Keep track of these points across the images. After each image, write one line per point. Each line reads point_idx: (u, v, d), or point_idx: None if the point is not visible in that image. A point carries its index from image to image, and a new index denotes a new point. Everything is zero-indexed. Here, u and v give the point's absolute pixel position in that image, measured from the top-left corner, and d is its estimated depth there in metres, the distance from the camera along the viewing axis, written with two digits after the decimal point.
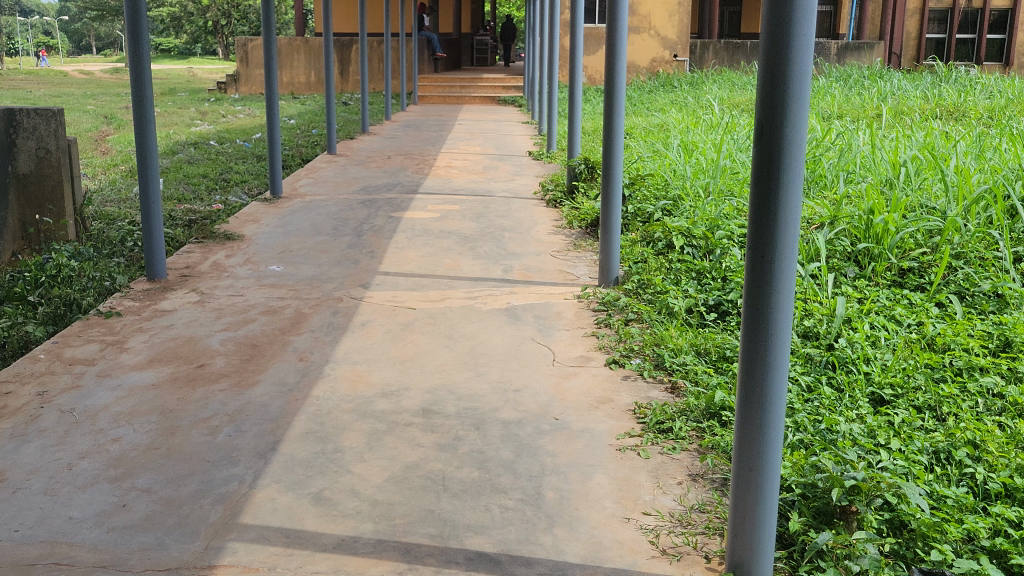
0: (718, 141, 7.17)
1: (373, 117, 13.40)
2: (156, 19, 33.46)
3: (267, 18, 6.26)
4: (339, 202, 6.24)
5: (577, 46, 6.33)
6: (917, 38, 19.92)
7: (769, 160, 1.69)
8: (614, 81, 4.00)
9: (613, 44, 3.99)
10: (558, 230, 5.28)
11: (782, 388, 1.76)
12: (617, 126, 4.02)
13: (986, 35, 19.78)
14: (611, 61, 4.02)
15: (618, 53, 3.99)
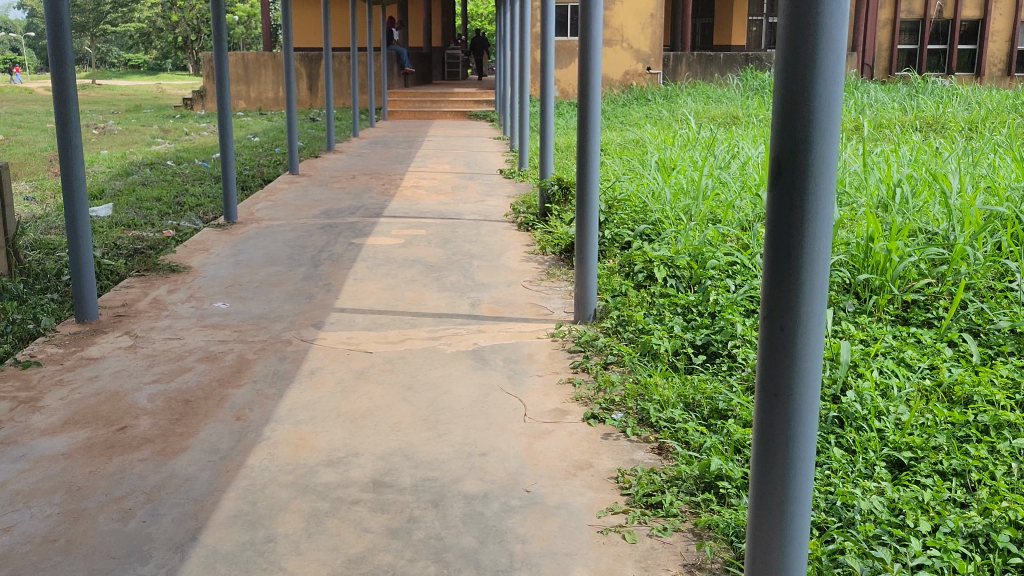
0: (698, 158, 6.88)
1: (341, 134, 13.05)
2: (125, 36, 33.03)
3: (218, 32, 5.90)
4: (298, 228, 5.88)
5: (548, 61, 6.00)
6: (889, 49, 19.60)
7: (790, 132, 1.47)
8: (589, 96, 3.66)
9: (587, 57, 3.65)
10: (530, 257, 4.94)
11: (805, 424, 1.56)
12: (593, 145, 3.68)
13: (957, 45, 19.80)
14: (585, 76, 3.68)
15: (593, 67, 3.66)
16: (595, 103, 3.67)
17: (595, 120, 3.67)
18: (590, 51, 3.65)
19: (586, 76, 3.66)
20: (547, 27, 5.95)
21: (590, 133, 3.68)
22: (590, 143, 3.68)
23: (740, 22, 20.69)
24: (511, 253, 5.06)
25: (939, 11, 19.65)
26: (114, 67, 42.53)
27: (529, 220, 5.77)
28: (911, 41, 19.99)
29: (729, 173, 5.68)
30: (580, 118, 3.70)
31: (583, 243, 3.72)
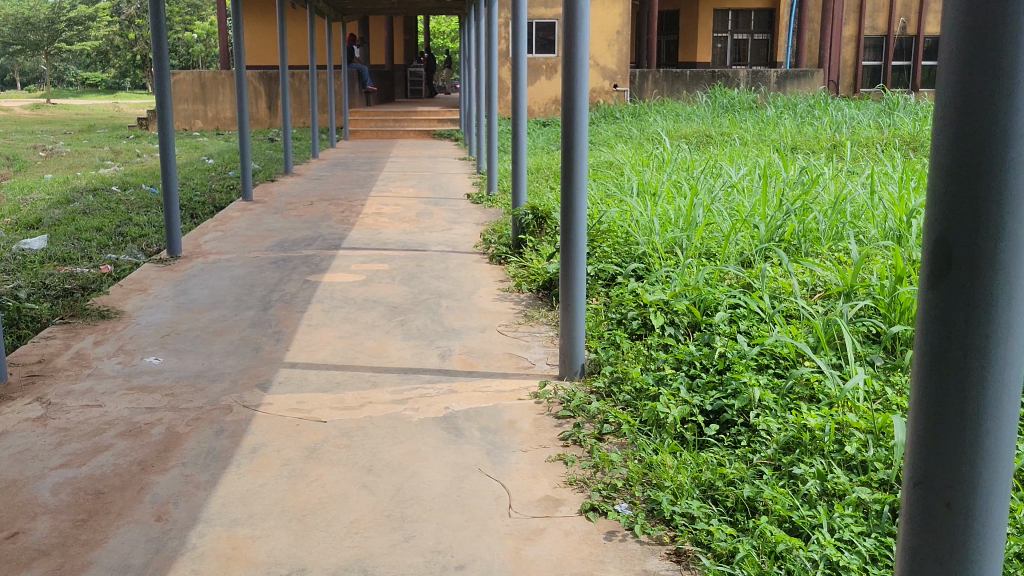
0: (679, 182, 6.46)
1: (299, 154, 12.53)
2: (80, 54, 32.31)
3: (158, 48, 5.38)
4: (248, 262, 5.36)
5: (521, 80, 5.53)
6: (854, 65, 19.48)
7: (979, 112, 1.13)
8: (575, 118, 3.20)
9: (572, 75, 3.19)
10: (504, 296, 4.48)
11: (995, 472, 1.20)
12: (581, 175, 3.22)
13: (921, 62, 19.67)
14: (568, 96, 3.21)
15: (578, 88, 3.20)
16: (582, 128, 3.21)
17: (582, 147, 3.21)
18: (575, 68, 3.19)
19: (571, 95, 3.20)
20: (520, 44, 5.48)
21: (577, 162, 3.22)
22: (575, 173, 3.22)
23: (704, 38, 20.49)
24: (484, 291, 4.59)
25: (902, 27, 19.54)
26: (70, 85, 41.52)
27: (502, 251, 5.29)
28: (874, 57, 19.82)
29: (717, 200, 5.25)
30: (565, 145, 3.23)
31: (569, 288, 3.24)
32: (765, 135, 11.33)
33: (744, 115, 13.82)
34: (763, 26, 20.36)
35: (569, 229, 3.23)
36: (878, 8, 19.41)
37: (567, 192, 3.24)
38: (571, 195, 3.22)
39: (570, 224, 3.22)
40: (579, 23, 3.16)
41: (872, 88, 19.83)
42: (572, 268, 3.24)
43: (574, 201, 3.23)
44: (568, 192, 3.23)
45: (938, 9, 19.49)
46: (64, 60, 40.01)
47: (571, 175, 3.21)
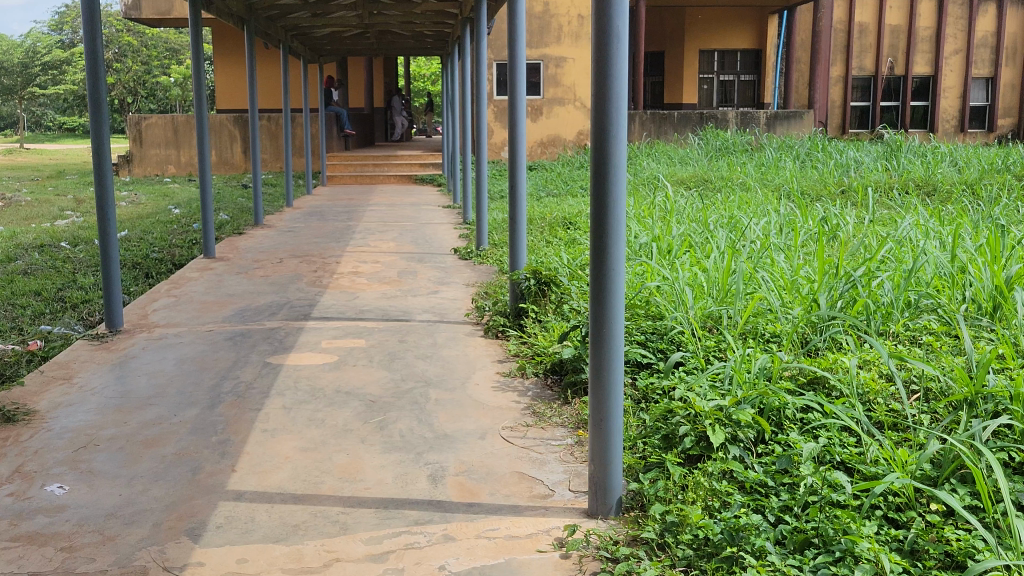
0: (692, 237, 5.75)
1: (272, 202, 11.77)
2: (57, 97, 31.65)
3: (94, 87, 4.60)
4: (200, 338, 4.55)
5: (522, 124, 4.75)
6: (842, 106, 18.90)
7: None
8: (610, 175, 2.42)
9: (606, 116, 2.41)
10: (505, 383, 3.71)
11: None
12: (618, 249, 2.43)
13: (910, 102, 19.22)
14: (600, 146, 2.42)
15: (615, 136, 2.41)
16: (619, 189, 2.42)
17: (619, 215, 2.43)
18: (609, 110, 2.40)
19: (604, 145, 2.42)
20: (520, 82, 4.71)
21: (612, 234, 2.43)
22: (609, 247, 2.43)
23: (690, 80, 19.80)
24: (480, 377, 3.80)
25: (890, 68, 19.03)
26: (48, 129, 40.64)
27: (499, 322, 4.50)
28: (863, 98, 19.28)
29: (748, 260, 4.54)
30: (595, 210, 2.44)
31: (600, 400, 2.46)
32: (768, 179, 10.68)
33: (741, 157, 13.19)
34: (750, 67, 20.05)
35: (601, 322, 2.44)
36: (865, 48, 18.80)
37: (598, 275, 2.45)
38: (603, 277, 2.44)
39: (604, 318, 2.43)
40: (615, 51, 2.39)
41: (861, 129, 19.30)
42: (605, 373, 2.46)
43: (608, 283, 2.44)
44: (599, 273, 2.44)
45: (925, 49, 19.08)
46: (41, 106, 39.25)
47: (604, 250, 2.43)
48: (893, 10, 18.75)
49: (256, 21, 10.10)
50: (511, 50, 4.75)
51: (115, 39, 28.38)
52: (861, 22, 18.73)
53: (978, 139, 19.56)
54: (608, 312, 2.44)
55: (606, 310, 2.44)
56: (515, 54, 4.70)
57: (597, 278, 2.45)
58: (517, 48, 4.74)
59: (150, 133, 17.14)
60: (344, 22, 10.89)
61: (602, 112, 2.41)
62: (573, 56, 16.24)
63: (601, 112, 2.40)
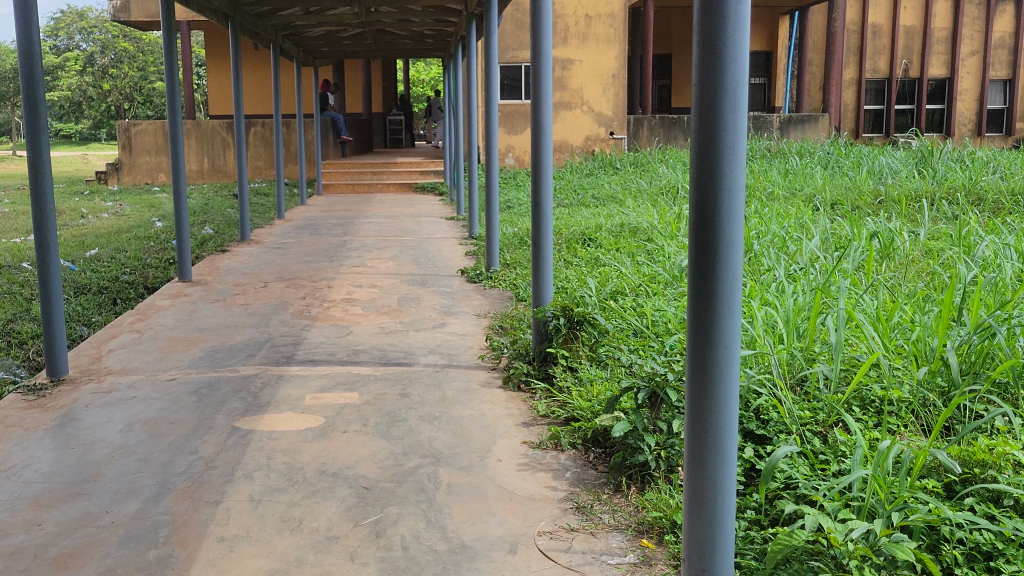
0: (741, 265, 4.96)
1: (264, 213, 11.00)
2: (53, 104, 30.97)
3: (29, 86, 3.79)
4: (160, 389, 3.76)
5: (546, 145, 3.85)
6: (855, 110, 18.13)
7: None
8: (721, 203, 1.84)
9: (713, 124, 1.82)
10: (535, 460, 2.91)
11: None
12: (729, 302, 1.87)
13: (925, 106, 18.44)
14: (706, 164, 1.85)
15: (729, 146, 1.83)
16: (731, 219, 1.85)
17: (732, 252, 1.86)
18: (719, 114, 1.82)
19: (712, 159, 1.84)
20: (543, 97, 3.84)
21: (721, 279, 1.86)
22: (718, 297, 1.86)
23: None
24: (502, 450, 2.99)
25: (905, 70, 18.21)
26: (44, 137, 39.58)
27: (522, 370, 3.70)
28: (876, 101, 18.52)
29: (826, 297, 3.75)
30: (696, 247, 1.88)
31: (702, 498, 1.93)
32: (796, 188, 9.91)
33: (764, 164, 12.42)
34: (760, 70, 19.19)
35: (706, 407, 1.89)
36: (879, 50, 18.01)
37: (699, 359, 1.89)
38: (708, 368, 1.88)
39: (712, 425, 1.89)
40: (728, 32, 1.79)
41: (875, 134, 18.51)
42: (709, 494, 1.92)
43: (718, 358, 1.88)
44: (702, 363, 1.89)
45: (941, 50, 18.25)
46: None
47: (710, 328, 1.87)
48: (907, 10, 17.94)
49: (243, 19, 9.32)
50: (534, 60, 3.86)
51: (111, 45, 28.23)
52: (874, 23, 17.97)
53: (996, 143, 18.79)
54: (717, 416, 1.89)
55: (709, 408, 1.89)
56: (539, 67, 3.82)
57: (698, 369, 1.90)
58: (541, 58, 3.85)
59: (140, 140, 16.39)
60: (339, 21, 10.11)
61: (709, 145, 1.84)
62: (579, 58, 15.47)
63: (707, 117, 1.82)
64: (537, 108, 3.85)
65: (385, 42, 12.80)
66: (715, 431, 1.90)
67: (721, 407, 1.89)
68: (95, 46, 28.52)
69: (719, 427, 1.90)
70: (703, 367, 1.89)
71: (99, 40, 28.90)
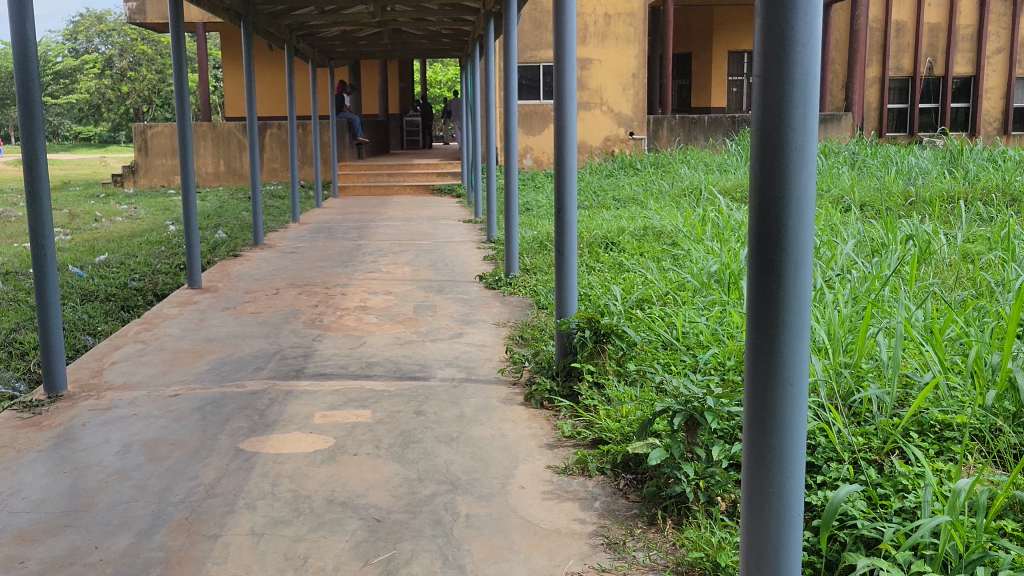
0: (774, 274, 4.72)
1: (278, 216, 10.83)
2: (72, 107, 31.00)
3: (25, 86, 3.59)
4: (162, 405, 3.55)
5: (570, 152, 3.62)
6: (879, 109, 17.79)
7: None
8: (785, 221, 1.63)
9: (776, 134, 1.62)
10: (560, 488, 2.69)
11: None
12: (795, 334, 1.66)
13: (950, 104, 18.08)
14: (768, 179, 1.64)
15: (796, 158, 1.62)
16: (797, 242, 1.64)
17: (798, 276, 1.65)
18: (784, 122, 1.61)
19: (775, 172, 1.63)
20: (567, 102, 3.60)
21: (786, 307, 1.66)
22: (781, 328, 1.66)
23: (719, 83, 18.74)
24: (525, 476, 2.77)
25: (929, 68, 17.86)
26: (64, 141, 39.70)
27: (545, 387, 3.48)
28: (900, 100, 18.17)
29: (870, 309, 3.51)
30: (755, 272, 1.68)
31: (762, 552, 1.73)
32: (822, 190, 9.63)
33: None
34: None
35: (767, 450, 1.70)
36: (903, 48, 17.67)
37: (760, 395, 1.69)
38: (771, 416, 1.68)
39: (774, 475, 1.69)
40: (795, 28, 1.58)
41: (899, 133, 18.17)
42: (770, 551, 1.72)
43: (781, 395, 1.68)
44: (763, 411, 1.69)
45: (966, 48, 17.89)
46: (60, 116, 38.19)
47: (773, 363, 1.67)
48: (931, 7, 17.59)
49: (256, 19, 9.15)
50: (557, 61, 3.62)
51: (129, 48, 28.24)
52: (897, 20, 17.64)
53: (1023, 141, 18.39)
54: (780, 470, 1.69)
55: (772, 450, 1.70)
56: (562, 71, 3.59)
57: (758, 419, 1.70)
58: (565, 59, 3.61)
59: (156, 142, 16.27)
60: (354, 21, 9.92)
61: (773, 170, 1.63)
62: (599, 57, 15.23)
63: (770, 126, 1.61)
64: (561, 113, 3.61)
65: (401, 42, 12.60)
66: (780, 484, 1.70)
67: (785, 460, 1.69)
68: (114, 49, 28.54)
69: (784, 480, 1.70)
70: (765, 416, 1.69)
71: (118, 44, 28.93)
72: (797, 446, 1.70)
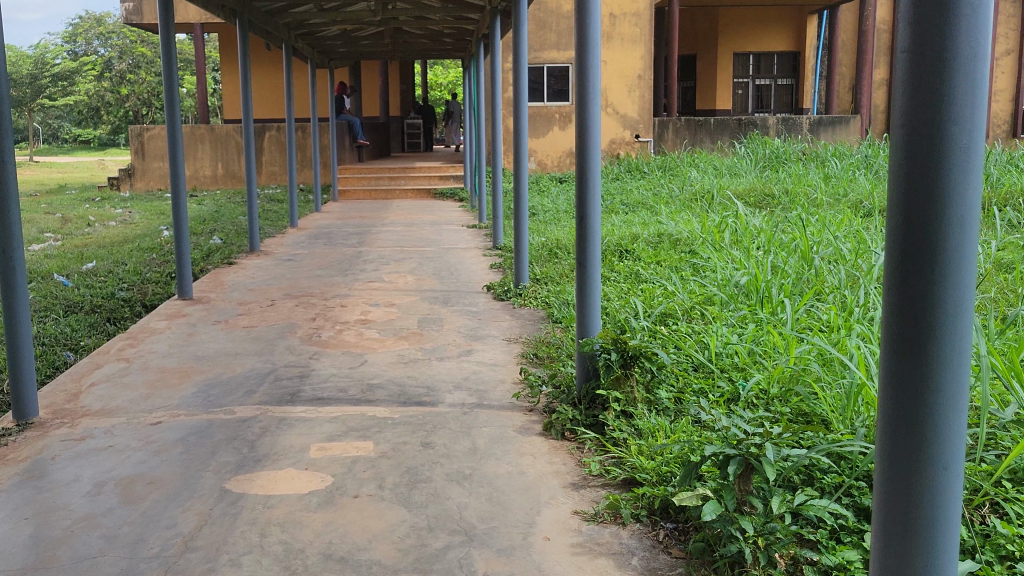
0: (805, 290, 4.38)
1: (276, 221, 10.50)
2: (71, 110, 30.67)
3: None
4: (141, 434, 3.21)
5: (594, 158, 3.27)
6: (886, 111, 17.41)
7: None
8: (941, 246, 1.35)
9: (933, 144, 1.34)
10: (589, 540, 2.34)
11: None
12: (951, 383, 1.38)
13: None
14: (921, 200, 1.36)
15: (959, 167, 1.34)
16: (958, 273, 1.36)
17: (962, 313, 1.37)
18: (942, 128, 1.33)
19: (931, 193, 1.35)
20: (591, 104, 3.26)
21: (940, 352, 1.38)
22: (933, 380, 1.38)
23: (724, 85, 18.42)
24: (549, 524, 2.43)
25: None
26: (64, 143, 39.29)
27: (566, 416, 3.13)
28: None
29: None
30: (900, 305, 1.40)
31: None
32: (840, 194, 9.30)
33: (799, 168, 11.81)
34: (788, 70, 18.50)
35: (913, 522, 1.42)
36: None
37: (906, 456, 1.41)
38: (919, 480, 1.41)
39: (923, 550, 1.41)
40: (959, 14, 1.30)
41: None
42: None
43: (933, 455, 1.40)
44: (908, 477, 1.42)
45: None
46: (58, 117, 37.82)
47: (921, 419, 1.39)
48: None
49: (253, 16, 8.79)
50: (579, 59, 3.28)
51: (129, 50, 27.91)
52: None
53: None
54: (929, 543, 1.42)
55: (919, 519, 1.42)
56: (586, 71, 3.24)
57: (900, 496, 1.42)
58: (588, 57, 3.27)
59: (153, 144, 15.93)
60: (355, 19, 9.57)
61: (924, 189, 1.36)
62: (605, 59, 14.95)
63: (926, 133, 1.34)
64: (584, 117, 3.27)
65: (402, 42, 12.25)
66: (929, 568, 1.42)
67: (934, 556, 1.43)
68: (113, 50, 28.24)
69: None
70: (911, 493, 1.42)
71: (117, 46, 28.63)
72: (948, 531, 1.42)
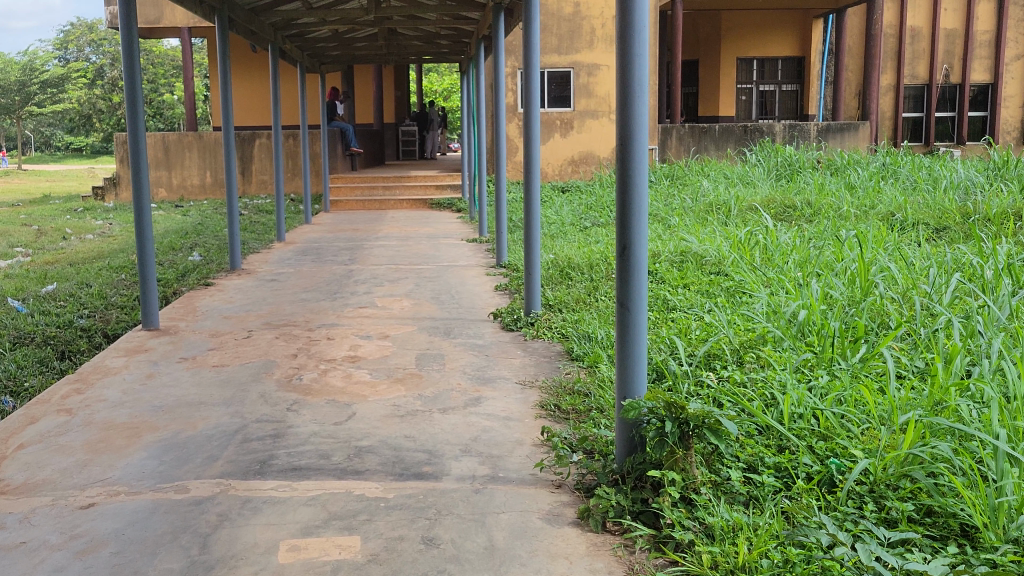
0: (875, 330, 3.70)
1: (262, 235, 9.84)
2: (63, 117, 30.12)
3: None
4: (64, 524, 2.52)
5: (640, 179, 2.59)
6: (893, 117, 16.69)
7: None
8: None
9: None
10: None
11: None
12: None
13: (967, 113, 16.99)
14: None
15: None
16: None
17: None
18: None
19: None
20: (638, 110, 2.56)
21: None
22: None
23: (727, 91, 17.66)
24: None
25: (945, 75, 16.79)
26: (57, 150, 38.47)
27: (609, 502, 2.43)
28: (915, 108, 17.12)
29: None
30: None
31: None
32: (868, 206, 8.63)
33: (818, 177, 11.16)
34: (791, 76, 17.93)
35: None
36: (918, 54, 16.67)
37: None
38: None
39: None
40: None
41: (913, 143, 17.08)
42: None
43: None
44: None
45: (984, 54, 16.80)
46: (51, 125, 37.19)
47: None
48: (947, 12, 16.60)
49: (235, 14, 8.06)
50: (622, 52, 2.57)
51: None
52: (912, 26, 16.60)
53: None
54: None
55: None
56: (630, 67, 2.54)
57: None
58: (636, 50, 2.56)
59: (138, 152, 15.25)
60: (346, 19, 8.86)
61: None
62: (608, 63, 13.77)
63: None
64: (628, 129, 2.57)
65: (396, 44, 11.58)
66: None
67: None
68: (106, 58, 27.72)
69: None
70: None
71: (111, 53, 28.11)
72: None
